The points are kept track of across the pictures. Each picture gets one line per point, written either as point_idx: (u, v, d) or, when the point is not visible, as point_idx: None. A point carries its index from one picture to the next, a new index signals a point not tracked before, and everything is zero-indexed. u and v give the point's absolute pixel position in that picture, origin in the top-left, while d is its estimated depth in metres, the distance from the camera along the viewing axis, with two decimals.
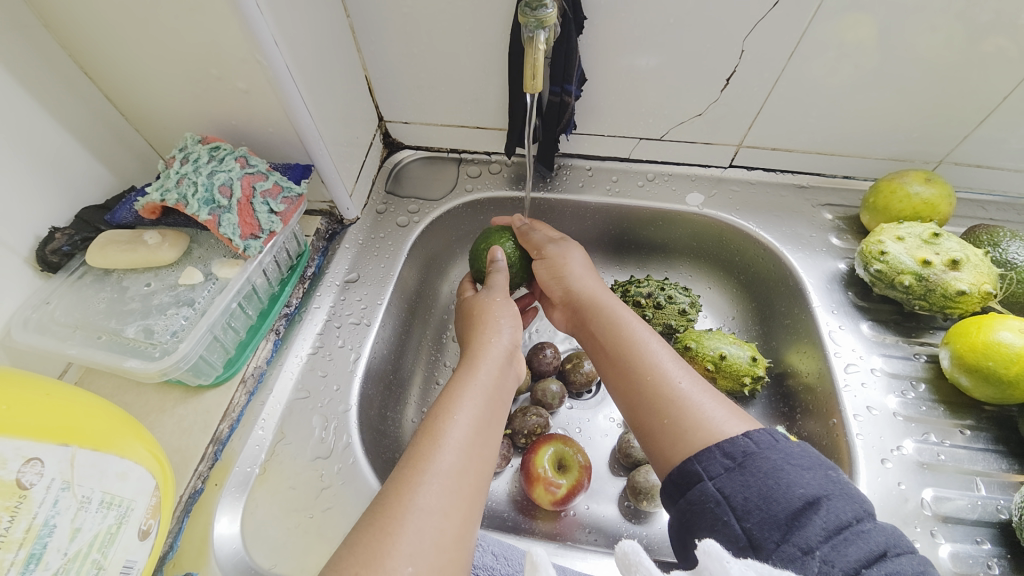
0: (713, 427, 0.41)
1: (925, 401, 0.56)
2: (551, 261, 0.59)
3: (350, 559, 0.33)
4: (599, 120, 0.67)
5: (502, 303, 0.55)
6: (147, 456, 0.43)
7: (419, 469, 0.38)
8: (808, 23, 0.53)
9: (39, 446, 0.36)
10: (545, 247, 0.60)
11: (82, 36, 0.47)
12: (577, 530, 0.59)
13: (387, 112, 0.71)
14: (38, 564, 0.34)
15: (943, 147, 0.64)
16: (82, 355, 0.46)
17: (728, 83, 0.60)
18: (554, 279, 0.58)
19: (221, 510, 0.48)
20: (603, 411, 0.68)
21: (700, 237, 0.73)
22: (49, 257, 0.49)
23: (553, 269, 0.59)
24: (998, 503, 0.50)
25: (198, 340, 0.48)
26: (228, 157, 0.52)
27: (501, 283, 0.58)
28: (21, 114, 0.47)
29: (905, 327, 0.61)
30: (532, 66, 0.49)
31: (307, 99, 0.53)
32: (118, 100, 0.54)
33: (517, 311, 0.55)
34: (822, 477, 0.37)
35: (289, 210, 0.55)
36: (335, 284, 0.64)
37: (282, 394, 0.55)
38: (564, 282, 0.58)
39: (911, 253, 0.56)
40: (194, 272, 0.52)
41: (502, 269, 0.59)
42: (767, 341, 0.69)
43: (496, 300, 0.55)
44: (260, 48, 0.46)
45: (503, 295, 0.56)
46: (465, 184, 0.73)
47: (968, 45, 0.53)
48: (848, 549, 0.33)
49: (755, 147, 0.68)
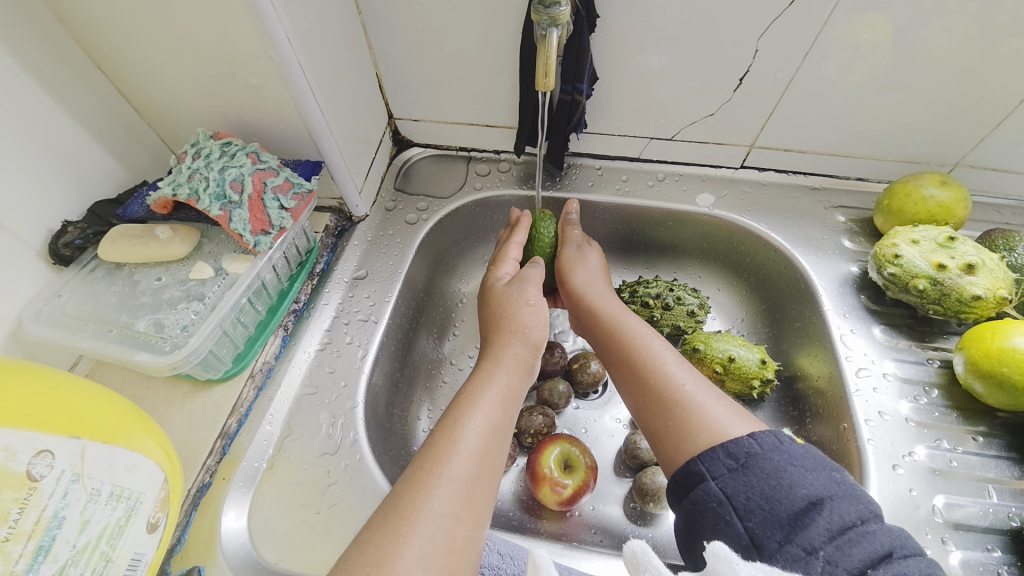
0: (718, 428, 0.41)
1: (937, 407, 0.55)
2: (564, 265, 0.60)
3: (361, 558, 0.33)
4: (609, 119, 0.67)
5: (530, 312, 0.52)
6: (156, 449, 0.43)
7: (432, 472, 0.38)
8: (823, 23, 0.52)
9: (50, 438, 0.36)
10: (567, 248, 0.61)
11: (95, 31, 0.48)
12: (584, 531, 0.59)
13: (397, 109, 0.71)
14: (47, 555, 0.35)
15: (959, 150, 0.63)
16: (93, 347, 0.46)
17: (742, 82, 0.59)
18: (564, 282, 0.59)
19: (229, 504, 0.48)
20: (610, 412, 0.68)
21: (710, 239, 0.72)
22: (61, 250, 0.50)
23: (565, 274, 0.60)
24: (1010, 511, 0.50)
25: (208, 335, 0.48)
26: (239, 152, 0.52)
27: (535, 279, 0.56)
28: (34, 107, 0.47)
29: (918, 332, 0.60)
30: (544, 64, 0.49)
31: (318, 97, 0.53)
32: (131, 94, 0.54)
33: (547, 320, 0.53)
34: (826, 478, 0.37)
35: (299, 206, 0.55)
36: (343, 280, 0.64)
37: (290, 390, 0.55)
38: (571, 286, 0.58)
39: (926, 257, 0.55)
40: (205, 267, 0.52)
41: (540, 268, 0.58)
42: (776, 343, 0.68)
43: (522, 305, 0.52)
44: (272, 44, 0.46)
45: (535, 295, 0.54)
46: (474, 182, 0.73)
47: (985, 47, 0.52)
48: (852, 550, 0.33)
49: (767, 148, 0.68)
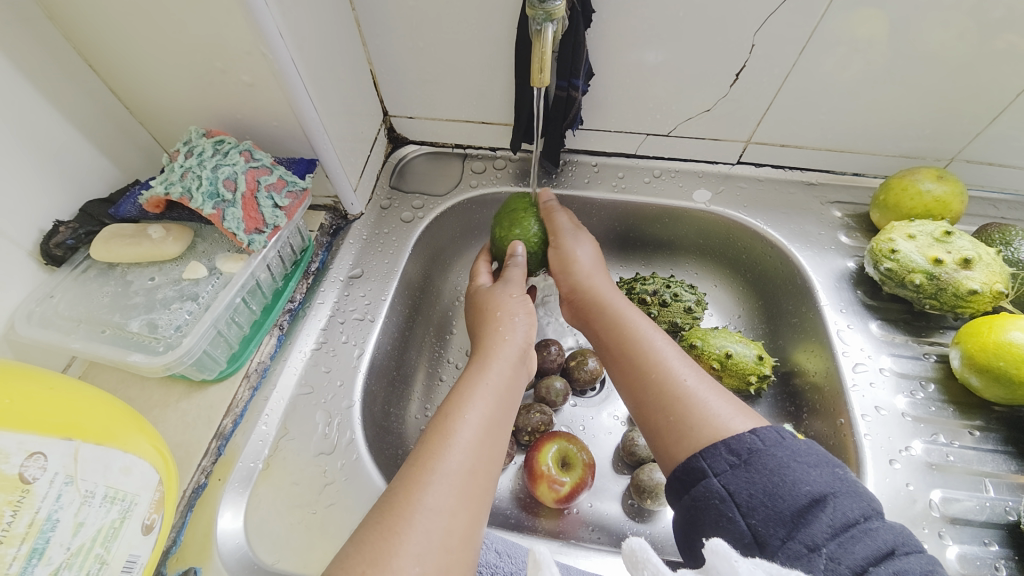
0: (719, 424, 0.41)
1: (934, 401, 0.55)
2: (563, 253, 0.58)
3: (357, 557, 0.33)
4: (605, 115, 0.67)
5: (516, 300, 0.54)
6: (151, 450, 0.43)
7: (427, 468, 0.38)
8: (820, 18, 0.52)
9: (43, 440, 0.35)
10: (563, 237, 0.59)
11: (85, 28, 0.47)
12: (581, 528, 0.59)
13: (392, 106, 0.70)
14: (41, 558, 0.34)
15: (955, 145, 0.63)
16: (85, 349, 0.46)
17: (738, 77, 0.59)
18: (563, 272, 0.58)
19: (225, 504, 0.48)
20: (607, 409, 0.67)
21: (706, 235, 0.72)
22: (53, 251, 0.49)
23: (564, 263, 0.58)
24: (1007, 505, 0.50)
25: (203, 335, 0.48)
26: (232, 150, 0.52)
27: (518, 278, 0.56)
28: (25, 106, 0.46)
29: (915, 326, 0.60)
30: (539, 59, 0.48)
31: (312, 94, 0.53)
32: (123, 93, 0.54)
33: (530, 305, 0.54)
34: (828, 474, 0.37)
35: (294, 204, 0.55)
36: (338, 279, 0.63)
37: (286, 390, 0.55)
38: (571, 277, 0.57)
39: (922, 251, 0.55)
40: (199, 267, 0.52)
41: (521, 264, 0.57)
42: (773, 339, 0.68)
43: (506, 296, 0.54)
44: (264, 40, 0.46)
45: (518, 291, 0.55)
46: (470, 180, 0.73)
47: (981, 41, 0.52)
48: (854, 547, 0.33)
49: (764, 144, 0.67)
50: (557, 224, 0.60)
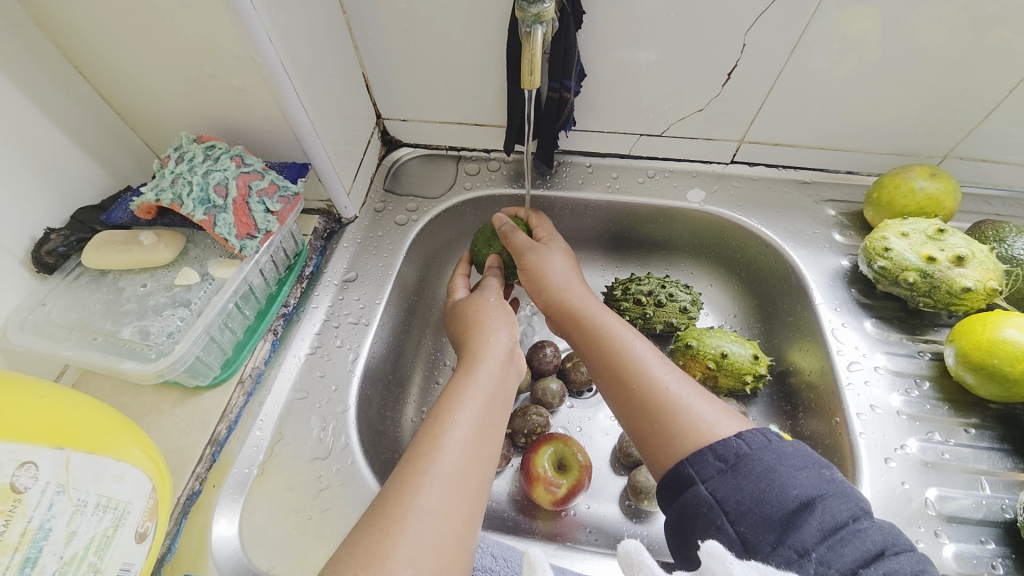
0: (704, 429, 0.41)
1: (928, 400, 0.55)
2: (529, 271, 0.57)
3: (349, 560, 0.33)
4: (598, 115, 0.67)
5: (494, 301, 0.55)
6: (144, 458, 0.43)
7: (419, 470, 0.38)
8: (811, 16, 0.52)
9: (34, 449, 0.35)
10: (527, 255, 0.58)
11: (75, 35, 0.47)
12: (577, 530, 0.59)
13: (385, 109, 0.70)
14: (34, 567, 0.34)
15: (948, 142, 0.63)
16: (77, 357, 0.46)
17: (730, 77, 0.59)
18: (533, 291, 0.58)
19: (220, 511, 0.48)
20: (603, 410, 0.67)
21: (701, 234, 0.72)
22: (45, 258, 0.49)
23: (534, 278, 0.57)
24: (1003, 503, 0.50)
25: (195, 341, 0.48)
26: (223, 156, 0.51)
27: (493, 286, 0.58)
28: (15, 113, 0.46)
29: (909, 324, 0.60)
30: (529, 61, 0.48)
31: (303, 99, 0.53)
32: (113, 99, 0.54)
33: (508, 308, 0.55)
34: (816, 477, 0.37)
35: (286, 210, 0.54)
36: (332, 283, 0.63)
37: (281, 394, 0.55)
38: (541, 289, 0.57)
39: (915, 249, 0.55)
40: (191, 273, 0.51)
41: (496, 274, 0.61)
42: (768, 338, 0.68)
43: (484, 298, 0.55)
44: (254, 45, 0.46)
45: (495, 296, 0.56)
46: (464, 182, 0.73)
47: (973, 37, 0.52)
48: (844, 550, 0.33)
49: (757, 143, 0.67)
50: (514, 243, 0.59)
